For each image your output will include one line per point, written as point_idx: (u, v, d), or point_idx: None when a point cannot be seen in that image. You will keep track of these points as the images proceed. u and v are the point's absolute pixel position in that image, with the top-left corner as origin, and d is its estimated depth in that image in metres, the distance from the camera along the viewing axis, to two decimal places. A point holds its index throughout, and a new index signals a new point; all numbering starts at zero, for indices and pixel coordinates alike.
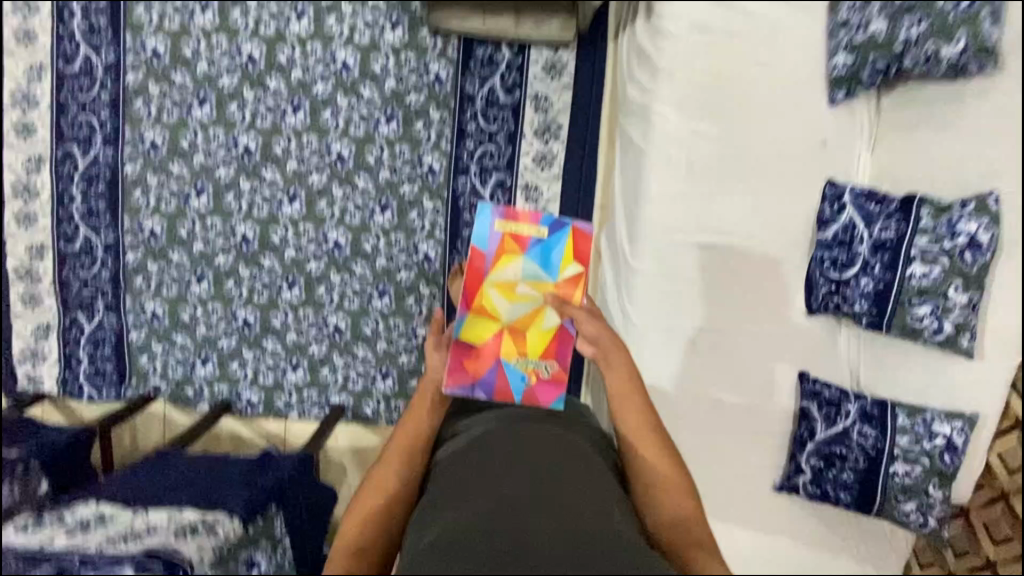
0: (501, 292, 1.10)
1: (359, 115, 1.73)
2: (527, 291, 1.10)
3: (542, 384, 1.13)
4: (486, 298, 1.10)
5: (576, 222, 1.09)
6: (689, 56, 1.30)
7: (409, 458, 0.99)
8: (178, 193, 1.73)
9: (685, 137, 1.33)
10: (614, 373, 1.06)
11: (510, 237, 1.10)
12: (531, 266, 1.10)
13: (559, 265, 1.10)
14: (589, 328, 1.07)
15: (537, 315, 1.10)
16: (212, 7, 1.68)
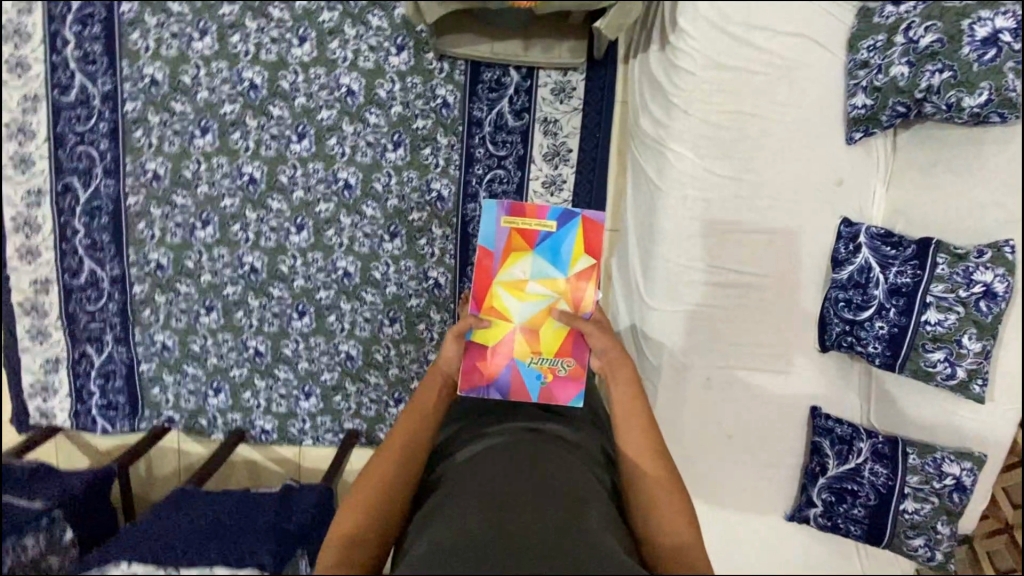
0: (512, 289, 1.25)
1: (365, 142, 1.70)
2: (534, 285, 1.26)
3: (558, 382, 1.25)
4: (499, 295, 1.25)
5: (578, 217, 1.24)
6: (704, 93, 1.29)
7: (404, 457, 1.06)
8: (184, 224, 1.71)
9: (700, 175, 1.32)
10: (621, 391, 1.15)
11: (517, 235, 1.26)
12: (537, 261, 1.26)
13: (567, 259, 1.26)
14: (599, 341, 1.20)
15: (545, 308, 1.25)
16: (210, 32, 1.63)
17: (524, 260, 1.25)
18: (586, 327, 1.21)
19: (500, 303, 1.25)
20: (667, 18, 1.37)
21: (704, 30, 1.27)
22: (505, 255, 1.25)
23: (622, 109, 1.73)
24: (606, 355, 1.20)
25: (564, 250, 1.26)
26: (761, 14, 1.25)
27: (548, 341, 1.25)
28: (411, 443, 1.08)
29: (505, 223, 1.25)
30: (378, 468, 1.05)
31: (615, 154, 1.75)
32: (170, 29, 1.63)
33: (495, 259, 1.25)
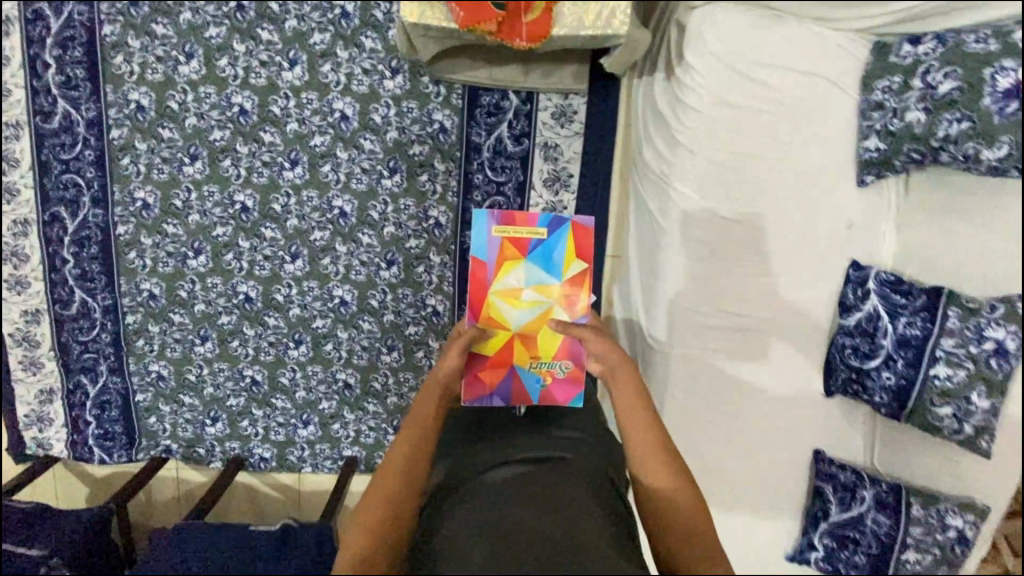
0: (507, 301, 1.14)
1: (360, 168, 1.65)
2: (531, 295, 1.15)
3: (559, 385, 1.16)
4: (494, 308, 1.14)
5: (575, 220, 1.14)
6: (711, 133, 1.24)
7: (409, 474, 0.89)
8: (175, 253, 1.66)
9: (705, 217, 1.28)
10: (620, 386, 1.02)
11: (508, 241, 1.14)
12: (532, 269, 1.15)
13: (562, 265, 1.15)
14: (597, 344, 1.07)
15: (544, 316, 1.14)
16: (196, 55, 1.57)
17: (517, 271, 1.14)
18: (582, 333, 1.09)
19: (495, 314, 1.14)
20: (675, 50, 1.31)
21: (713, 68, 1.22)
22: (498, 266, 1.13)
23: (624, 132, 1.67)
24: (607, 354, 1.05)
25: (558, 256, 1.15)
26: (772, 53, 1.20)
27: (546, 347, 1.15)
28: (415, 457, 0.91)
29: (495, 233, 1.13)
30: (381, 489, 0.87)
31: (617, 178, 1.70)
32: (155, 52, 1.56)
33: (487, 272, 1.13)
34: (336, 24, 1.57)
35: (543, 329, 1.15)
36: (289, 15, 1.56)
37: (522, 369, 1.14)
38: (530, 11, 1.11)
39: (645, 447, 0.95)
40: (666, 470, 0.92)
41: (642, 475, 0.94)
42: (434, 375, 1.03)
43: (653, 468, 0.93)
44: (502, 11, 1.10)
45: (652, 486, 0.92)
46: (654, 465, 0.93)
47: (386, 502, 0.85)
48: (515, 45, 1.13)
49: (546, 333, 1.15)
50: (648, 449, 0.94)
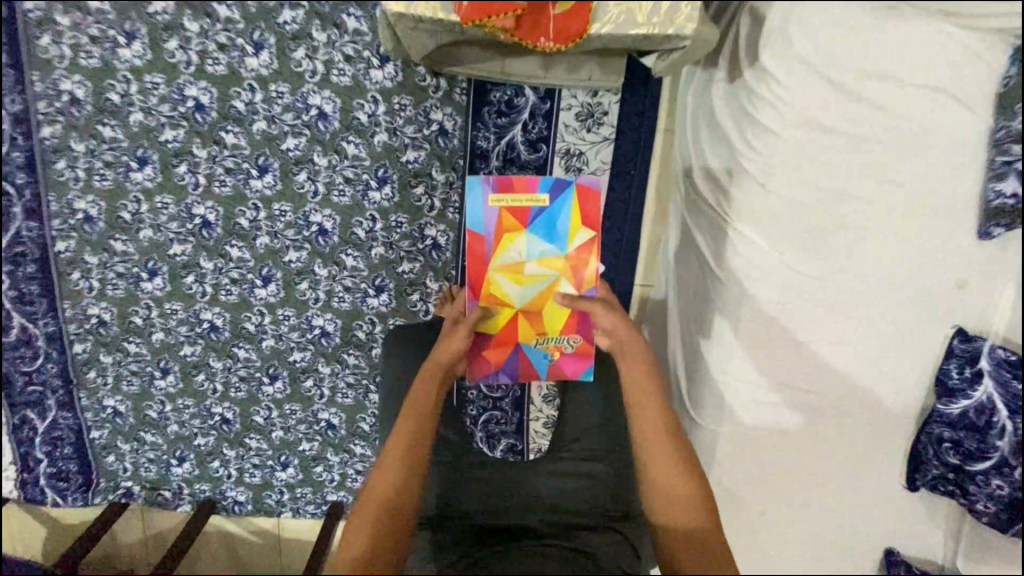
0: (512, 278, 1.08)
1: (343, 178, 1.36)
2: (534, 269, 1.08)
3: (568, 357, 1.13)
4: (496, 287, 1.08)
5: (577, 183, 1.06)
6: (794, 163, 0.93)
7: (409, 464, 0.91)
8: (126, 274, 1.41)
9: (775, 271, 0.99)
10: (634, 381, 0.99)
11: (508, 212, 1.07)
12: (535, 240, 1.07)
13: (567, 233, 1.07)
14: (605, 321, 1.06)
15: (549, 290, 1.08)
16: (139, 36, 1.27)
17: (518, 244, 1.07)
18: (591, 306, 1.06)
19: (497, 290, 1.08)
20: (743, 47, 0.98)
21: (800, 77, 0.90)
22: (496, 240, 1.07)
23: (664, 137, 1.36)
24: (612, 335, 1.06)
25: (563, 223, 1.08)
26: (880, 59, 0.88)
27: (551, 321, 1.11)
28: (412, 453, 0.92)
29: (492, 203, 1.06)
30: (384, 476, 0.90)
31: (653, 194, 1.38)
32: (89, 32, 1.27)
33: (488, 250, 1.07)
34: None
35: (549, 302, 1.09)
36: None
37: (529, 343, 1.12)
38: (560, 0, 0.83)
39: (659, 448, 0.93)
40: (680, 477, 0.91)
41: (652, 475, 0.93)
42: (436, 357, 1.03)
43: (666, 473, 0.92)
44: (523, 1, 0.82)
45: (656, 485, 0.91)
46: (670, 467, 0.92)
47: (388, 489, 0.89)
48: (541, 44, 0.83)
49: (551, 308, 1.10)
50: (661, 452, 0.93)
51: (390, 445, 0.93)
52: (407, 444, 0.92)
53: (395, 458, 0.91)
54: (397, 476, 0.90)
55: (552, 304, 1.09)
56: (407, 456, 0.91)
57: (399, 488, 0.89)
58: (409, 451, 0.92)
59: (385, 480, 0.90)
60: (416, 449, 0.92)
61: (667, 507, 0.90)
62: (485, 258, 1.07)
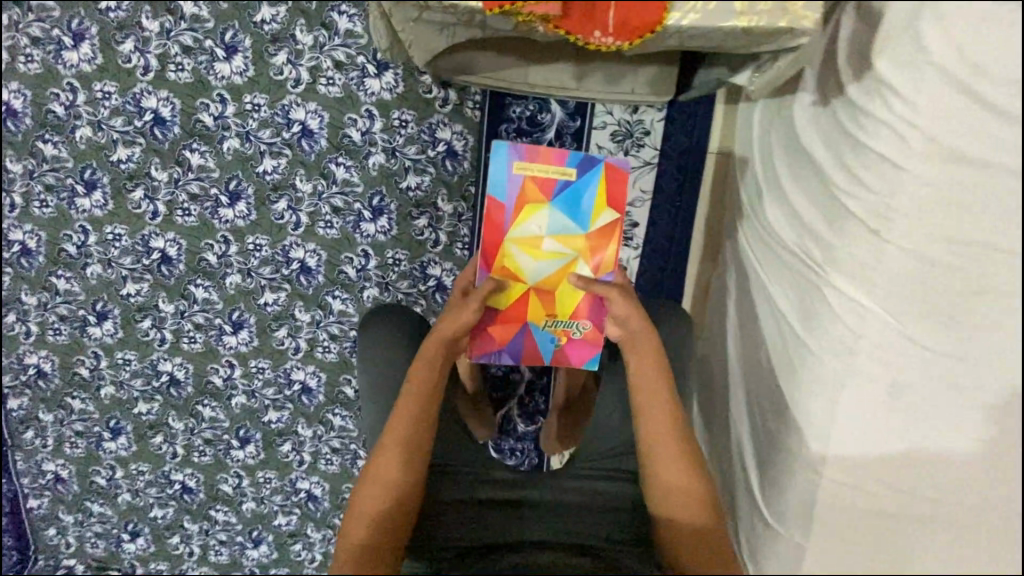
0: (525, 250, 0.82)
1: (330, 206, 1.14)
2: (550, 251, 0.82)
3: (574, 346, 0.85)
4: (507, 259, 0.82)
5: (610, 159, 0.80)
6: (925, 212, 0.68)
7: (408, 467, 0.72)
8: (70, 317, 1.18)
9: (894, 351, 0.73)
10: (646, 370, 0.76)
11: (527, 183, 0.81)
12: (554, 218, 0.81)
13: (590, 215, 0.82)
14: (619, 307, 0.77)
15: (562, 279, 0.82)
16: (87, 35, 1.05)
17: (540, 215, 0.81)
18: (605, 291, 0.78)
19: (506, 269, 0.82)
20: (842, 50, 0.76)
21: (937, 90, 0.65)
22: (513, 206, 0.81)
23: (716, 163, 1.10)
24: (625, 325, 0.78)
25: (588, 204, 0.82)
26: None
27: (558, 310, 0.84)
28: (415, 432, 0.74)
29: (515, 169, 0.80)
30: (379, 478, 0.71)
31: (703, 230, 1.15)
32: (28, 30, 1.05)
33: (502, 217, 0.81)
34: None
35: (563, 283, 0.82)
36: None
37: (537, 325, 0.84)
38: None
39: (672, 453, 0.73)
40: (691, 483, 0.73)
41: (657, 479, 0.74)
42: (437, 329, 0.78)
43: (677, 478, 0.73)
44: None
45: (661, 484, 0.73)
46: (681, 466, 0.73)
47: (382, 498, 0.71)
48: (588, 44, 0.55)
49: (566, 291, 0.83)
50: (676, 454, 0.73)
51: (384, 443, 0.73)
52: (405, 442, 0.73)
53: (393, 445, 0.72)
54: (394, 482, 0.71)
55: (566, 288, 0.83)
56: (407, 448, 0.73)
57: (398, 496, 0.71)
58: (408, 446, 0.73)
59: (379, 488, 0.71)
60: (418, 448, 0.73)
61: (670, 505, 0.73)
62: (498, 224, 0.81)
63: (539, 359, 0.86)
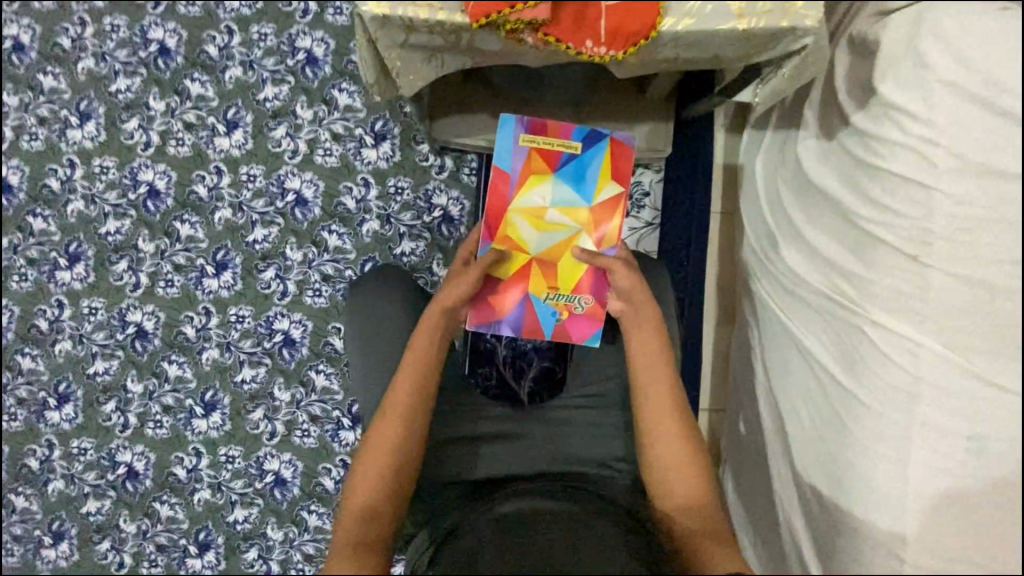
0: (528, 220, 0.75)
1: (320, 275, 1.08)
2: (555, 224, 0.75)
3: (576, 328, 0.76)
4: (510, 228, 0.75)
5: (618, 133, 0.74)
6: (967, 235, 0.61)
7: (405, 454, 0.64)
8: (28, 400, 1.08)
9: (961, 399, 0.62)
10: (644, 348, 0.67)
11: (532, 154, 0.74)
12: (560, 192, 0.75)
13: (594, 192, 0.75)
14: (624, 280, 0.69)
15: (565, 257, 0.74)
16: (95, 115, 1.09)
17: (543, 187, 0.74)
18: (609, 263, 0.70)
19: (510, 241, 0.74)
20: (842, 83, 0.74)
21: (950, 104, 0.62)
22: (516, 174, 0.74)
23: (720, 223, 1.07)
24: (629, 299, 0.70)
25: (592, 181, 0.75)
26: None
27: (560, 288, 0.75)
28: (420, 402, 0.66)
29: (520, 141, 0.74)
30: (380, 447, 0.64)
31: (715, 292, 1.08)
32: (39, 111, 1.08)
33: (505, 185, 0.74)
34: (298, 74, 1.09)
35: (565, 256, 0.75)
36: (231, 62, 1.09)
37: (537, 296, 0.76)
38: None
39: (670, 434, 0.64)
40: (695, 473, 0.62)
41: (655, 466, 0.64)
42: (437, 300, 0.70)
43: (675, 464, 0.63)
44: None
45: (657, 462, 0.64)
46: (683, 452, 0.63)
47: (375, 488, 0.63)
48: (580, 53, 0.52)
49: (569, 264, 0.75)
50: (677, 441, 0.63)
51: (378, 428, 0.65)
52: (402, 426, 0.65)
53: (396, 413, 0.65)
54: (390, 469, 0.63)
55: (570, 260, 0.75)
56: (411, 419, 0.65)
57: (394, 486, 0.63)
58: (412, 415, 0.65)
59: (373, 476, 0.63)
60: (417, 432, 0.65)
61: (669, 483, 0.63)
62: (501, 193, 0.74)
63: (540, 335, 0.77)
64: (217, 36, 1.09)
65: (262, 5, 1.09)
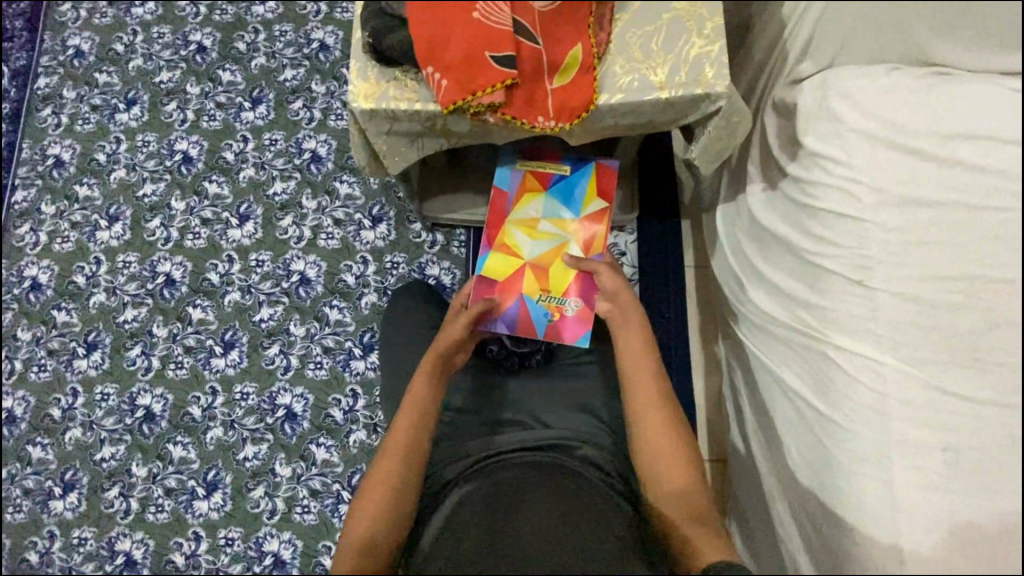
0: (524, 231, 0.94)
1: (321, 348, 1.14)
2: (548, 232, 0.94)
3: (567, 320, 0.91)
4: (510, 238, 0.94)
5: (601, 159, 0.94)
6: (904, 258, 0.67)
7: (403, 486, 0.68)
8: (35, 490, 1.10)
9: (930, 412, 0.64)
10: (631, 349, 0.77)
11: (531, 177, 0.96)
12: (552, 206, 0.95)
13: (581, 205, 0.95)
14: (608, 281, 0.84)
15: (556, 259, 0.92)
16: (122, 217, 1.21)
17: (537, 203, 0.95)
18: (595, 267, 0.86)
19: (512, 244, 0.94)
20: (775, 140, 0.85)
21: (864, 148, 0.72)
22: (515, 193, 0.94)
23: (696, 275, 1.15)
24: (614, 299, 0.83)
25: (579, 197, 0.95)
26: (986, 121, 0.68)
27: (554, 284, 0.92)
28: (418, 435, 0.71)
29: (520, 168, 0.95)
30: (381, 476, 0.68)
31: (698, 343, 1.11)
32: (72, 217, 1.21)
33: (508, 202, 0.95)
34: (304, 170, 1.22)
35: (557, 261, 0.92)
36: (245, 164, 1.23)
37: (531, 297, 0.92)
38: (557, 73, 0.61)
39: (658, 425, 0.70)
40: (683, 466, 0.68)
41: (650, 460, 0.69)
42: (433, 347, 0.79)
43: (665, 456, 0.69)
44: (513, 71, 0.60)
45: (647, 449, 0.70)
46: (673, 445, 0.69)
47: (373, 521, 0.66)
48: (533, 126, 0.62)
49: (558, 269, 0.93)
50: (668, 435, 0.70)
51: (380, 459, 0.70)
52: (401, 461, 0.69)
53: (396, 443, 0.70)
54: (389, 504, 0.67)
55: (559, 265, 0.92)
56: (408, 450, 0.70)
57: (393, 514, 0.66)
58: (410, 446, 0.70)
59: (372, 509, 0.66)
60: (414, 468, 0.69)
61: (657, 470, 0.68)
62: (502, 208, 0.94)
63: (533, 332, 0.91)
64: (234, 144, 1.24)
65: (274, 116, 1.25)
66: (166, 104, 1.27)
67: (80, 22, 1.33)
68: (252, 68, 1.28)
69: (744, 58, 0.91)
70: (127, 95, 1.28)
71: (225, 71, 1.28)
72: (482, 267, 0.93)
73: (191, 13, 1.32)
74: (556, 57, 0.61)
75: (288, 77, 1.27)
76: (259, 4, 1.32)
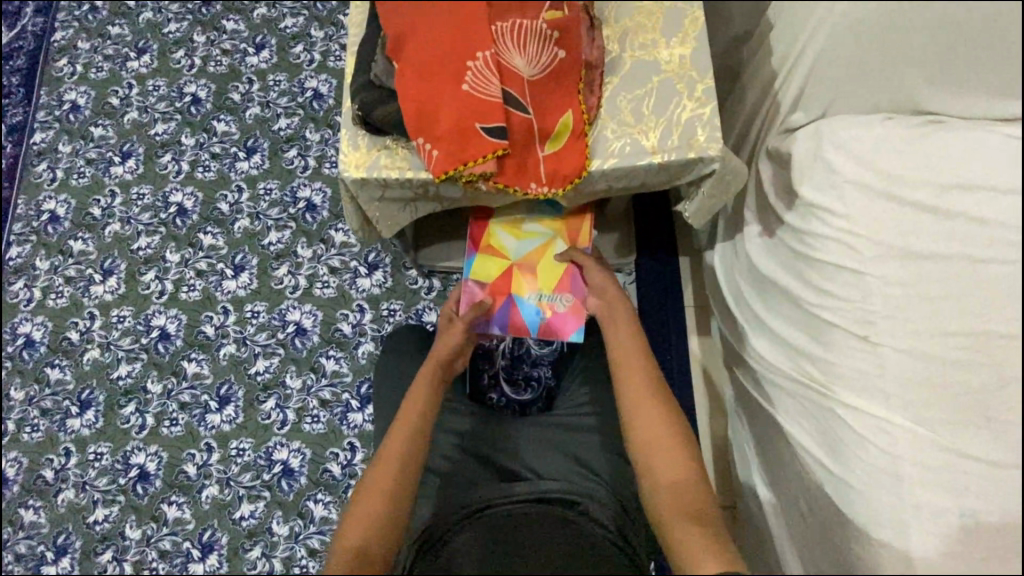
0: (509, 232, 0.95)
1: (319, 400, 1.12)
2: (533, 230, 0.95)
3: (560, 316, 0.91)
4: (495, 239, 0.95)
5: None
6: (910, 314, 0.66)
7: (400, 493, 0.65)
8: (27, 555, 1.07)
9: (945, 475, 0.62)
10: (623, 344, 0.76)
11: None
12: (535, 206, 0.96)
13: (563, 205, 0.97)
14: (596, 275, 0.86)
15: (544, 255, 0.93)
16: (117, 271, 1.20)
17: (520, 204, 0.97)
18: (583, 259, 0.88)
19: (498, 244, 0.94)
20: (771, 188, 0.84)
21: (864, 201, 0.70)
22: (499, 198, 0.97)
23: (697, 315, 1.12)
24: (603, 293, 0.85)
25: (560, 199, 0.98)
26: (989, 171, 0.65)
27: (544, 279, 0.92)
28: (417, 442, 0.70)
29: None
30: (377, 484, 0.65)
31: (701, 385, 1.09)
32: (66, 272, 1.21)
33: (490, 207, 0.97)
34: (299, 219, 1.22)
35: (544, 257, 0.93)
36: (240, 215, 1.23)
37: (521, 295, 0.92)
38: (549, 139, 0.61)
39: (653, 421, 0.68)
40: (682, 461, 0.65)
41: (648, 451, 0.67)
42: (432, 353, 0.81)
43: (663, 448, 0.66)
44: (505, 141, 0.59)
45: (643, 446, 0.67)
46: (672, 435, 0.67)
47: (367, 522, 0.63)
48: (526, 192, 0.62)
49: (546, 265, 0.93)
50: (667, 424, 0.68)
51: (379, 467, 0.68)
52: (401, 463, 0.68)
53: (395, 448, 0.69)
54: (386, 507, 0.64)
55: (548, 263, 0.93)
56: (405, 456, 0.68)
57: (391, 519, 0.63)
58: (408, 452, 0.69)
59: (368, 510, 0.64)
60: (411, 473, 0.67)
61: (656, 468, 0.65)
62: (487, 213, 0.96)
63: (526, 330, 0.91)
64: (229, 194, 1.24)
65: (269, 165, 1.25)
66: (161, 156, 1.27)
67: (76, 77, 1.34)
68: (247, 118, 1.29)
69: (734, 107, 0.92)
70: (123, 148, 1.28)
71: (219, 122, 1.29)
72: (469, 270, 0.93)
73: (186, 65, 1.34)
74: (547, 125, 0.61)
75: (282, 126, 1.28)
76: (253, 55, 1.34)
